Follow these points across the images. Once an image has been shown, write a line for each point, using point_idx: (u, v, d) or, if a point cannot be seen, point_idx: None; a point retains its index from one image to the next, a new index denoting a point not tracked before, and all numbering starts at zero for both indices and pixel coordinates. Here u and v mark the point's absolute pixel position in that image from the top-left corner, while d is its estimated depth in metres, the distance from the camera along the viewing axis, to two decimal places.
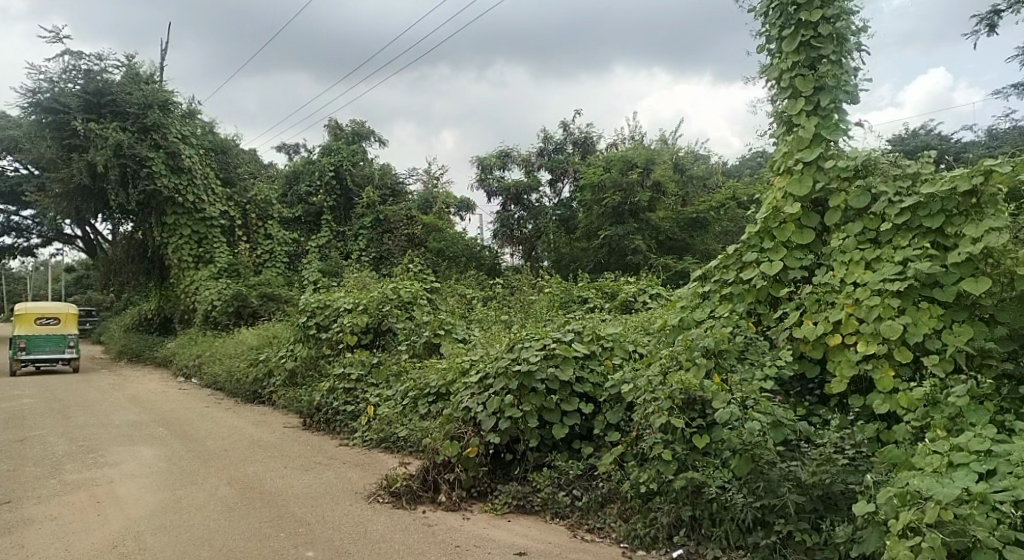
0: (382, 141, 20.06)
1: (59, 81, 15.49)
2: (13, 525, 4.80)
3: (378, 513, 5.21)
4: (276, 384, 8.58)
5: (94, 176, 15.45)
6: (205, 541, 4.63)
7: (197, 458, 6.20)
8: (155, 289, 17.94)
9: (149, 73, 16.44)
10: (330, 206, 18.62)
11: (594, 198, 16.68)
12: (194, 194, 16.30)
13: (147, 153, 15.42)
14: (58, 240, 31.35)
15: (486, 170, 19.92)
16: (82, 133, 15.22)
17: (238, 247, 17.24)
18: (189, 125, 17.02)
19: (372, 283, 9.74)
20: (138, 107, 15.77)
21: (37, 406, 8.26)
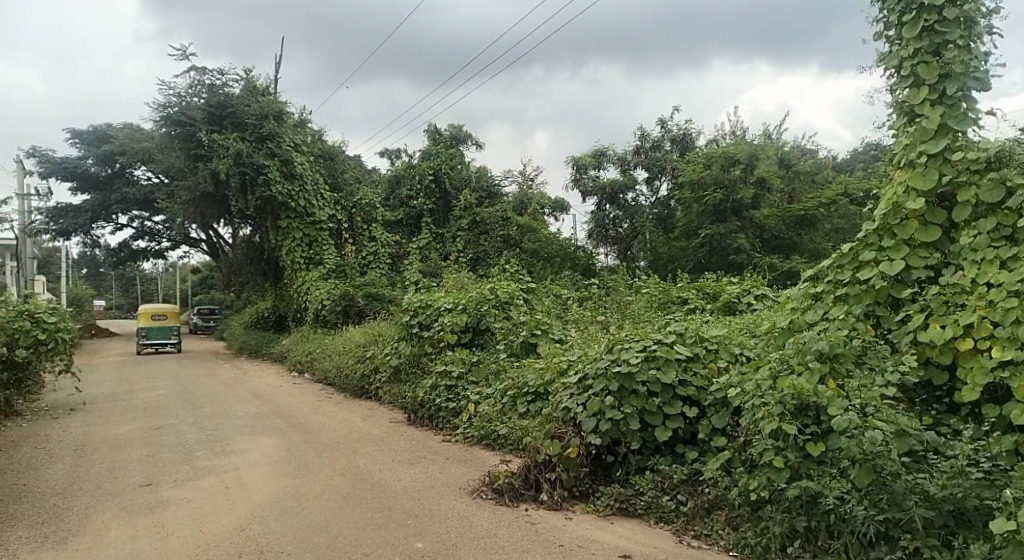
0: (479, 143, 20.37)
1: (186, 96, 16.72)
2: (153, 505, 5.23)
3: (482, 509, 5.32)
4: (381, 380, 8.93)
5: (217, 184, 16.70)
6: (322, 528, 4.89)
7: (312, 449, 6.54)
8: (270, 289, 19.12)
9: (264, 86, 17.49)
10: (429, 209, 19.12)
11: (693, 196, 16.28)
12: (306, 199, 17.10)
13: (264, 161, 16.38)
14: (184, 244, 33.86)
15: (582, 170, 19.84)
16: (207, 143, 16.44)
17: (345, 249, 17.90)
18: (300, 133, 17.97)
19: (471, 283, 9.92)
20: (255, 118, 16.83)
21: (172, 396, 9.00)
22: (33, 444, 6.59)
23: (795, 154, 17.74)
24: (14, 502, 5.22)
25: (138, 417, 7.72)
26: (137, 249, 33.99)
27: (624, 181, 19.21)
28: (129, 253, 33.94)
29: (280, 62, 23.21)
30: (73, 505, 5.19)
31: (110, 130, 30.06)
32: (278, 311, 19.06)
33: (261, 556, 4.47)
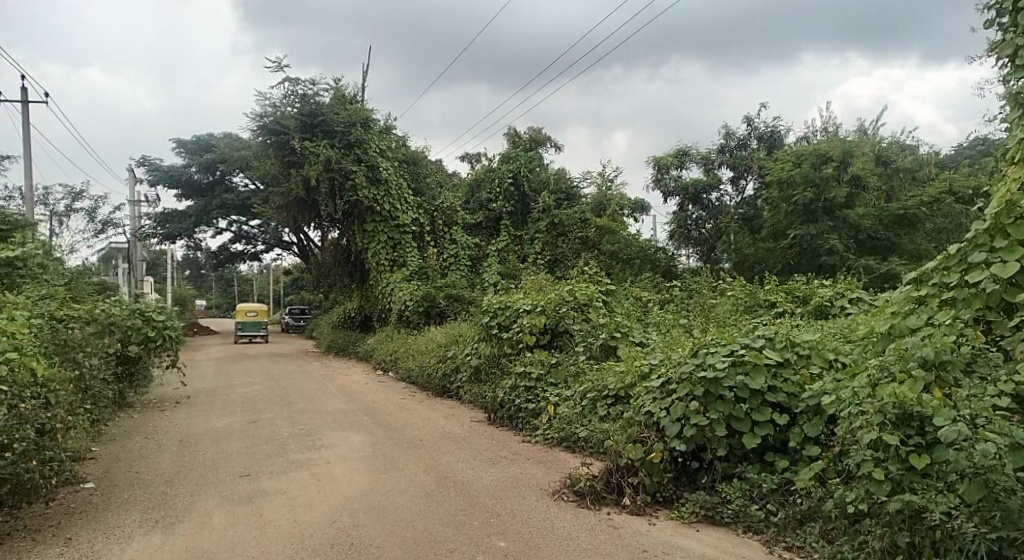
0: (558, 145, 20.39)
1: (281, 105, 17.57)
2: (251, 495, 5.52)
3: (564, 510, 5.31)
4: (462, 380, 9.09)
5: (308, 189, 17.43)
6: (408, 523, 5.01)
7: (397, 446, 6.72)
8: (356, 290, 19.79)
9: (352, 94, 18.15)
10: (508, 212, 19.31)
11: (782, 195, 15.72)
12: (390, 203, 17.60)
13: (351, 167, 16.98)
14: (277, 247, 35.54)
15: (663, 170, 19.52)
16: (299, 150, 17.18)
17: (427, 251, 18.26)
18: (385, 139, 18.54)
19: (549, 286, 9.96)
20: (344, 125, 17.47)
21: (267, 392, 9.47)
22: (143, 434, 7.07)
23: (893, 151, 16.86)
24: (128, 488, 5.62)
25: (236, 411, 8.15)
26: (235, 253, 35.92)
27: (707, 181, 18.71)
28: (227, 256, 35.90)
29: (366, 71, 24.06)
30: (180, 492, 5.54)
31: (212, 139, 31.98)
32: (363, 312, 19.68)
33: (353, 548, 4.63)
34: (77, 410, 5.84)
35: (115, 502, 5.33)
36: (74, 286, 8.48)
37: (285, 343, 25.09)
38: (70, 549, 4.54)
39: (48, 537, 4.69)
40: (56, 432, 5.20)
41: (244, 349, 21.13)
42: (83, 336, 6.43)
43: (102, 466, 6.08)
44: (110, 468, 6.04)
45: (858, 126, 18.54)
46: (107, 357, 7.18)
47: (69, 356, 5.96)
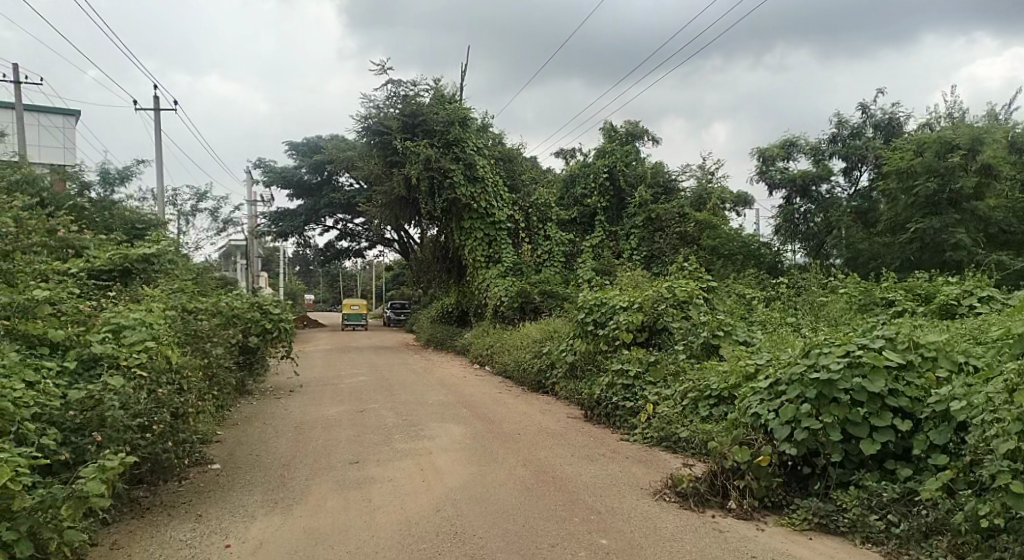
0: (656, 139, 20.02)
1: (384, 107, 18.21)
2: (361, 481, 5.77)
3: (666, 511, 5.20)
4: (557, 376, 9.12)
5: (409, 188, 17.98)
6: (511, 515, 5.08)
7: (496, 439, 6.83)
8: (454, 286, 20.25)
9: (451, 94, 18.55)
10: (603, 207, 19.00)
11: (902, 186, 14.77)
12: (487, 201, 17.84)
13: (450, 165, 17.33)
14: (380, 244, 36.84)
15: (768, 162, 18.97)
16: (402, 150, 17.77)
17: (522, 247, 18.43)
18: (482, 138, 18.85)
19: (647, 282, 9.83)
20: (442, 124, 17.88)
21: (371, 382, 9.85)
22: (261, 419, 7.55)
23: None
24: (250, 470, 6.00)
25: (343, 401, 8.53)
26: (341, 249, 37.58)
27: (817, 172, 18.11)
28: (334, 253, 37.63)
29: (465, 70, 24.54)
30: (295, 475, 5.87)
31: (321, 141, 33.72)
32: (460, 307, 20.14)
33: (457, 537, 4.73)
34: (206, 396, 6.30)
35: (239, 482, 5.71)
36: (201, 281, 9.16)
37: (385, 336, 26.02)
38: (201, 525, 4.92)
39: (182, 513, 5.10)
40: (188, 416, 5.62)
41: (348, 342, 22.12)
42: (210, 328, 6.91)
43: (226, 448, 6.54)
44: (233, 450, 6.48)
45: (988, 111, 17.14)
46: (232, 347, 7.70)
47: (198, 345, 6.43)
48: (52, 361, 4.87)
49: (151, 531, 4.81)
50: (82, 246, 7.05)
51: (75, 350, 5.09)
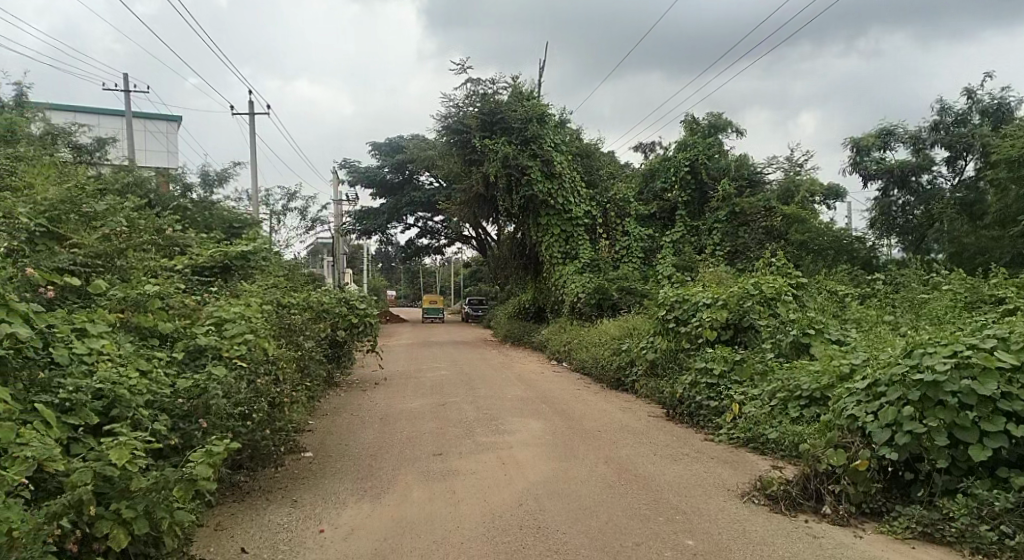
0: (740, 131, 19.43)
1: (464, 106, 18.57)
2: (445, 472, 5.88)
3: (755, 514, 5.05)
4: (637, 373, 9.03)
5: (488, 185, 18.26)
6: (592, 512, 5.06)
7: (576, 435, 6.82)
8: (531, 283, 20.38)
9: (530, 91, 18.65)
10: (684, 201, 18.39)
11: (1012, 176, 13.77)
12: (564, 197, 17.87)
13: (527, 162, 17.46)
14: (458, 241, 37.43)
15: (863, 152, 18.23)
16: (480, 148, 18.10)
17: (599, 243, 18.43)
18: (560, 134, 18.86)
19: (732, 279, 9.62)
20: (520, 121, 18.02)
21: (452, 377, 10.05)
22: (348, 410, 7.83)
23: None
24: (340, 459, 6.24)
25: (425, 394, 8.73)
26: (421, 247, 38.41)
27: (917, 162, 17.41)
28: (414, 251, 38.52)
29: (543, 67, 24.68)
30: (383, 466, 6.06)
31: (402, 141, 34.76)
32: (537, 303, 20.27)
33: (540, 531, 4.75)
34: (299, 387, 6.57)
35: (330, 471, 5.96)
36: (293, 277, 9.57)
37: (466, 330, 26.50)
38: (296, 511, 5.18)
39: (279, 498, 5.39)
40: (284, 406, 5.88)
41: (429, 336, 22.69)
42: (302, 322, 7.21)
43: (317, 437, 6.82)
44: (324, 439, 6.76)
45: None
46: (322, 341, 8.02)
47: (292, 339, 6.72)
48: (163, 352, 5.19)
49: (251, 514, 5.12)
50: (186, 244, 7.48)
51: (182, 341, 5.42)
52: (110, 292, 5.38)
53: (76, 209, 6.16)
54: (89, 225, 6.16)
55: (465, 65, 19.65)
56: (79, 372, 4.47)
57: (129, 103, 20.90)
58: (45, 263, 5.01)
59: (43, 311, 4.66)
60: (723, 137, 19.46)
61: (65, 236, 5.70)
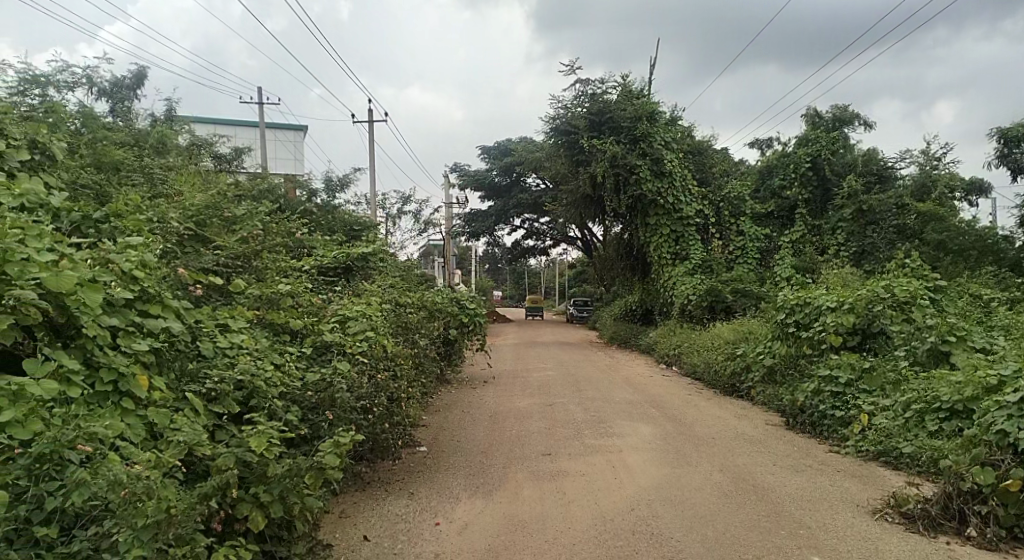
0: (868, 124, 18.27)
1: (572, 106, 18.67)
2: (554, 473, 5.90)
3: (889, 533, 4.70)
4: (754, 379, 8.71)
5: (595, 186, 18.29)
6: (708, 521, 4.90)
7: (688, 441, 6.66)
8: (639, 284, 20.17)
9: (639, 88, 18.42)
10: (805, 199, 17.53)
11: None
12: (674, 196, 17.61)
13: (636, 161, 17.35)
14: (564, 242, 37.49)
15: (1012, 143, 16.47)
16: (588, 149, 18.15)
17: (711, 244, 17.93)
18: (671, 131, 18.55)
19: (859, 281, 9.12)
20: (630, 120, 17.92)
21: (559, 377, 10.12)
22: (459, 407, 8.07)
23: None
24: (452, 454, 6.44)
25: (533, 393, 8.82)
26: (527, 248, 38.81)
27: None
28: (521, 252, 38.97)
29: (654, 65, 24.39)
30: (493, 463, 6.17)
31: (510, 144, 35.27)
32: (644, 305, 20.06)
33: (653, 538, 4.66)
34: (416, 383, 6.83)
35: (443, 466, 6.15)
36: (408, 277, 9.93)
37: (572, 331, 26.52)
38: (413, 503, 5.41)
39: (397, 490, 5.65)
40: (402, 400, 6.13)
41: (535, 336, 22.92)
42: (418, 320, 7.49)
43: (431, 432, 7.07)
44: (437, 434, 7.00)
45: None
46: (436, 339, 8.30)
47: (409, 336, 7.01)
48: (294, 347, 5.54)
49: (371, 504, 5.40)
50: (312, 247, 7.95)
51: (311, 337, 5.76)
52: (248, 291, 5.80)
53: (219, 214, 6.70)
54: (232, 229, 6.70)
55: (573, 66, 19.67)
56: (222, 363, 4.85)
57: (261, 115, 22.54)
58: (193, 263, 5.48)
59: (192, 307, 5.09)
60: (849, 130, 18.38)
61: (208, 239, 6.21)
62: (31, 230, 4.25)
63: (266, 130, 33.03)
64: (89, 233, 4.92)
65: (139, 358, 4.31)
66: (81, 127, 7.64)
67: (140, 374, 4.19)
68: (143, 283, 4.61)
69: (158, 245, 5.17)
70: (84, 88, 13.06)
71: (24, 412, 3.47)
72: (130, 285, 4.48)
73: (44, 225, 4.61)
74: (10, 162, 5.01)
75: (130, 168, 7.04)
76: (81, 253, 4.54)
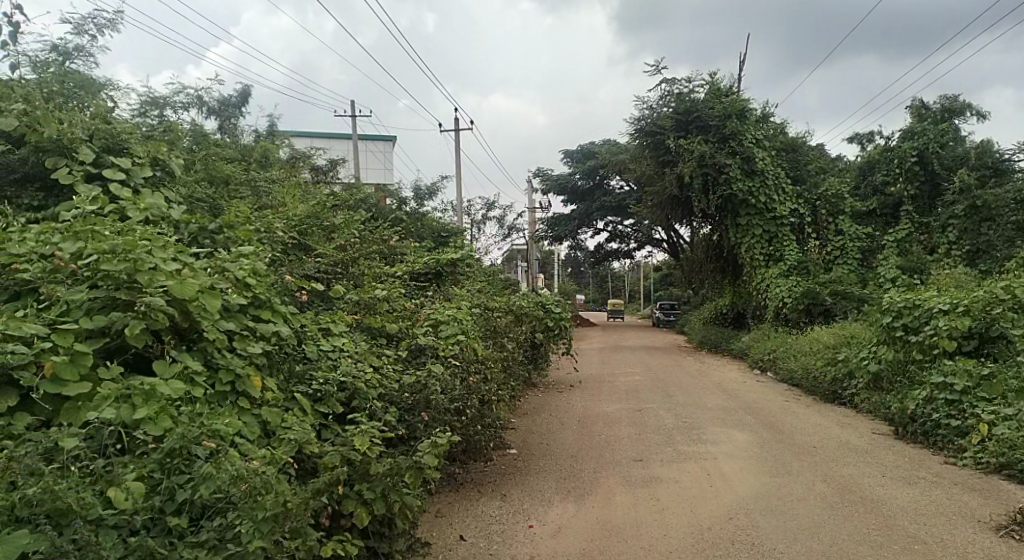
0: (981, 113, 17.06)
1: (658, 107, 18.53)
2: (647, 479, 5.82)
3: (1017, 552, 4.35)
4: (858, 385, 8.32)
5: (682, 186, 18.10)
6: (813, 533, 4.70)
7: (786, 449, 6.43)
8: (729, 286, 19.66)
9: (728, 86, 18.07)
10: (911, 195, 16.65)
11: None
12: (767, 195, 17.18)
13: (726, 160, 17.04)
14: (649, 244, 36.98)
15: None
16: (674, 149, 18.02)
17: (808, 245, 17.29)
18: (762, 129, 18.10)
19: (976, 282, 8.59)
20: (719, 118, 17.61)
21: (647, 382, 9.99)
22: (546, 411, 8.12)
23: None
24: (542, 458, 6.48)
25: (621, 398, 8.75)
26: (611, 251, 38.52)
27: None
28: (604, 255, 38.71)
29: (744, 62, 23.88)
30: (584, 467, 6.16)
31: (593, 146, 35.18)
32: (736, 308, 19.50)
33: (754, 548, 4.53)
34: (505, 386, 6.93)
35: (533, 469, 6.21)
36: (495, 282, 10.08)
37: (657, 335, 26.08)
38: (506, 505, 5.49)
39: (490, 491, 5.75)
40: (493, 403, 6.22)
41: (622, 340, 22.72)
42: (506, 324, 7.59)
43: (520, 435, 7.15)
44: (527, 438, 7.07)
45: None
46: (524, 343, 8.40)
47: (498, 340, 7.13)
48: (390, 350, 5.73)
49: (466, 505, 5.52)
50: (404, 253, 8.19)
51: (407, 341, 5.95)
52: (347, 296, 6.05)
53: (320, 223, 7.04)
54: (330, 237, 7.02)
55: (658, 66, 19.49)
56: (326, 365, 5.08)
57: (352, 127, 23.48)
58: (297, 270, 5.78)
59: (297, 312, 5.36)
60: (960, 121, 17.26)
61: (309, 247, 6.53)
62: (156, 240, 4.59)
63: (359, 141, 34.43)
64: (206, 243, 5.26)
65: (253, 360, 4.57)
66: (193, 144, 8.17)
67: (253, 375, 4.43)
68: (254, 290, 4.90)
69: (265, 253, 5.48)
70: (196, 109, 13.98)
71: (155, 410, 3.71)
72: (244, 292, 4.78)
73: (167, 236, 4.95)
74: (134, 178, 5.43)
75: (236, 181, 7.48)
76: (200, 261, 4.84)
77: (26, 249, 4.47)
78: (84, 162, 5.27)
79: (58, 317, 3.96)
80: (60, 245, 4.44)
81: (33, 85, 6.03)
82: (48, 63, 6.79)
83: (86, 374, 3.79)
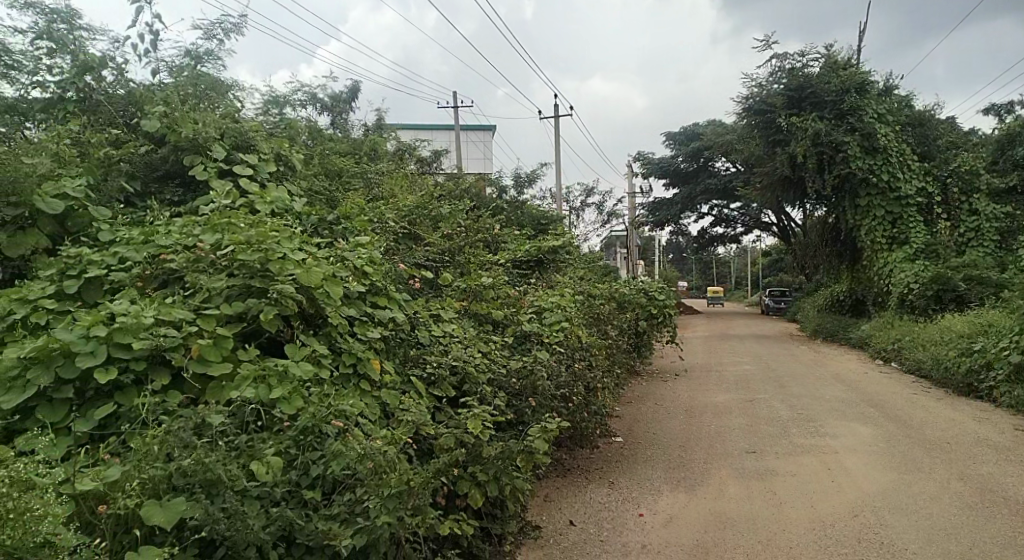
0: None
1: (767, 84, 17.94)
2: (762, 471, 5.64)
3: None
4: (997, 378, 7.68)
5: (794, 166, 17.53)
6: (951, 535, 4.39)
7: (915, 445, 6.03)
8: (847, 271, 18.67)
9: (845, 58, 17.12)
10: None
11: None
12: (890, 172, 16.12)
13: (844, 138, 16.17)
14: (757, 227, 35.65)
15: None
16: (786, 127, 17.44)
17: (937, 226, 16.14)
18: (885, 102, 16.94)
19: None
20: (836, 94, 16.73)
21: (759, 372, 9.66)
22: (651, 399, 8.03)
23: None
24: (649, 447, 6.42)
25: (731, 388, 8.51)
26: (716, 235, 37.38)
27: None
28: (708, 239, 37.60)
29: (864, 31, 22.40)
30: (694, 457, 6.04)
31: (697, 128, 34.01)
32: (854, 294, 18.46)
33: (884, 548, 4.29)
34: (610, 374, 6.90)
35: (642, 458, 6.15)
36: (595, 269, 10.04)
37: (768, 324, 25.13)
38: (614, 492, 5.48)
39: (598, 479, 5.76)
40: (598, 390, 6.21)
41: (728, 329, 22.06)
42: (608, 311, 7.55)
43: (625, 424, 7.11)
44: (633, 426, 7.02)
45: None
46: (627, 331, 8.33)
47: (600, 328, 7.11)
48: (497, 336, 5.82)
49: (574, 491, 5.56)
50: (505, 241, 8.30)
51: (512, 328, 6.02)
52: (453, 284, 6.20)
53: (428, 213, 7.24)
54: (437, 226, 7.24)
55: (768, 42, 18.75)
56: (438, 350, 5.22)
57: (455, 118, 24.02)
58: (406, 259, 5.97)
59: (409, 299, 5.54)
60: None
61: (419, 237, 6.74)
62: (283, 231, 4.88)
63: (461, 131, 35.14)
64: (326, 234, 5.54)
65: (371, 344, 4.76)
66: (311, 140, 8.59)
67: (372, 359, 4.63)
68: (372, 278, 5.12)
69: (379, 243, 5.71)
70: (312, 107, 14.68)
71: (288, 390, 3.94)
72: (362, 279, 5.00)
73: (292, 227, 5.24)
74: (260, 174, 5.83)
75: (348, 175, 7.82)
76: (322, 251, 5.09)
77: (173, 241, 4.78)
78: (217, 158, 5.68)
79: (201, 303, 4.27)
80: (201, 237, 4.76)
81: (170, 88, 6.54)
82: (184, 68, 7.34)
83: (227, 355, 4.07)
